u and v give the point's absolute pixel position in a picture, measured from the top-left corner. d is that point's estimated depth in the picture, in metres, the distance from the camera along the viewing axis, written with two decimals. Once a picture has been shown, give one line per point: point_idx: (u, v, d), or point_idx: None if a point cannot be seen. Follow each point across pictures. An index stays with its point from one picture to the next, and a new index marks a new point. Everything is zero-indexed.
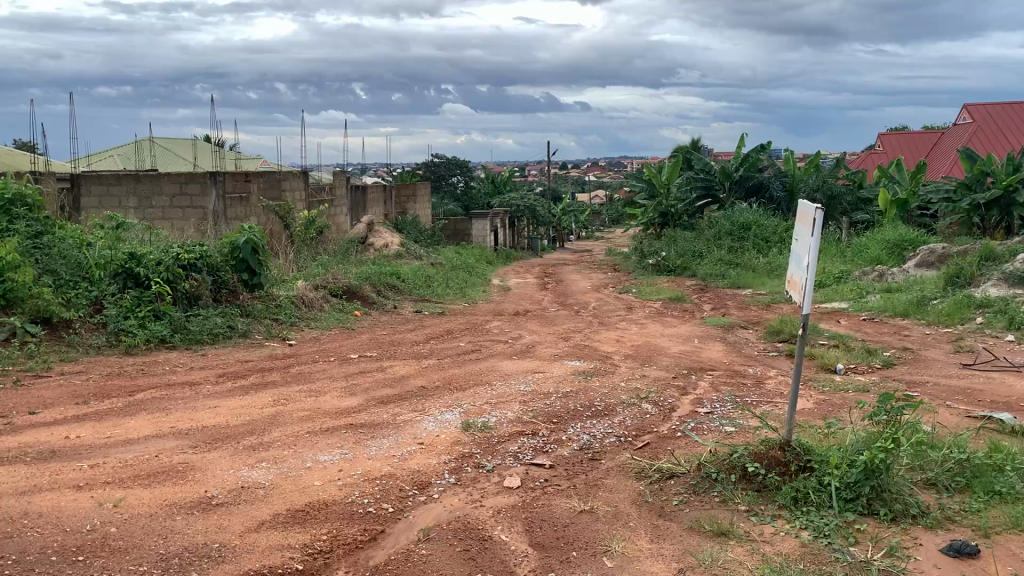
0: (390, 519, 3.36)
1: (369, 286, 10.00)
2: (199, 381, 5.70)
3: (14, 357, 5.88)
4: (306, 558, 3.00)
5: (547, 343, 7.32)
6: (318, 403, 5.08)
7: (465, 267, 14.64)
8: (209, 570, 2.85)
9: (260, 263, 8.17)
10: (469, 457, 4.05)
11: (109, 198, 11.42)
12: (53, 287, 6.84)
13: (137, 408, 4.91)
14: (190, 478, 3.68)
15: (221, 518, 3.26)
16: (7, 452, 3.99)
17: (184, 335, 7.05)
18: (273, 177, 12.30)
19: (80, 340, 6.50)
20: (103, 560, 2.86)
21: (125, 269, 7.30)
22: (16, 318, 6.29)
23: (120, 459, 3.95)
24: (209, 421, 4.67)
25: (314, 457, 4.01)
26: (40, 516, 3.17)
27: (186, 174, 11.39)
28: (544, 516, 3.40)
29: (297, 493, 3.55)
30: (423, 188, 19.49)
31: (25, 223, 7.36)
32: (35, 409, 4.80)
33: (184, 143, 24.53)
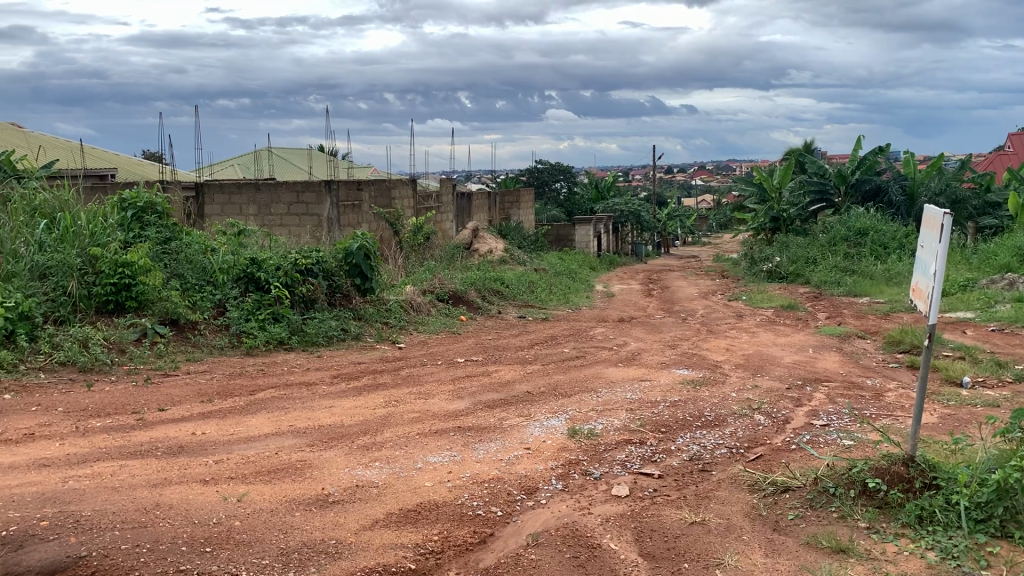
0: (499, 522, 3.39)
1: (474, 291, 10.14)
2: (315, 381, 5.90)
3: (145, 356, 6.23)
4: (419, 558, 3.06)
5: (653, 351, 7.25)
6: (427, 406, 5.18)
7: (569, 273, 14.63)
8: (327, 566, 2.95)
9: (372, 269, 8.40)
10: (576, 464, 4.05)
11: (231, 207, 11.97)
12: (180, 290, 7.23)
13: (258, 407, 5.13)
14: (308, 475, 3.81)
15: (337, 516, 3.35)
16: (140, 446, 4.23)
17: (300, 337, 7.32)
18: (383, 185, 12.64)
19: (205, 340, 6.84)
20: (228, 552, 2.99)
21: (246, 273, 7.64)
22: (147, 320, 6.67)
23: (242, 455, 4.13)
24: (325, 420, 4.84)
25: (425, 458, 4.09)
26: (171, 508, 3.35)
27: (303, 183, 11.84)
28: (655, 526, 3.36)
29: (409, 493, 3.62)
30: (526, 195, 19.61)
31: (155, 229, 7.78)
32: (164, 406, 5.07)
33: (299, 153, 25.50)
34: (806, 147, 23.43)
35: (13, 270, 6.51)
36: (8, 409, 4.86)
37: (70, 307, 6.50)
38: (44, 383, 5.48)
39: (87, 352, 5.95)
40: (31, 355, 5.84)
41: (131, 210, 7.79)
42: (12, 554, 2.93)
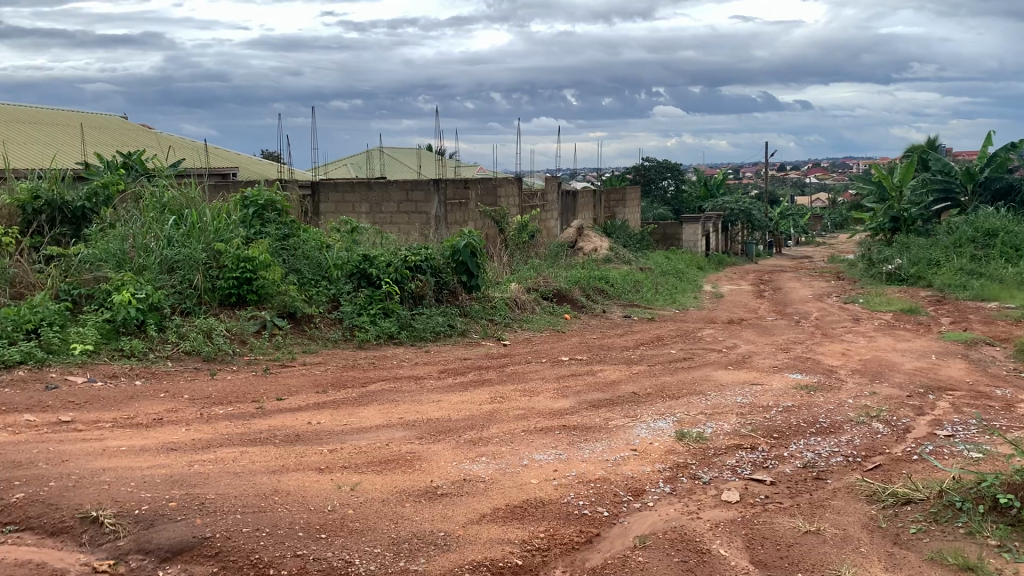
0: (606, 523, 3.37)
1: (578, 290, 10.14)
2: (423, 375, 6.02)
3: (265, 347, 6.50)
4: (525, 554, 3.08)
5: (764, 354, 7.06)
6: (533, 403, 5.20)
7: (676, 272, 14.42)
8: (436, 558, 3.00)
9: (478, 266, 8.48)
10: (684, 467, 3.98)
11: (344, 205, 12.30)
12: (298, 285, 7.52)
13: (369, 399, 5.28)
14: (418, 467, 3.90)
15: (447, 508, 3.41)
16: (260, 434, 4.41)
17: (409, 332, 7.47)
18: (489, 183, 12.82)
19: (319, 333, 7.07)
20: (342, 539, 3.09)
21: (359, 269, 7.88)
22: (266, 312, 6.96)
23: (355, 445, 4.25)
24: (434, 413, 4.94)
25: (531, 455, 4.11)
26: (288, 494, 3.48)
27: (412, 182, 12.11)
28: (767, 533, 3.27)
29: (515, 489, 3.64)
30: (632, 193, 19.45)
31: (275, 226, 8.10)
32: (282, 396, 5.28)
33: (408, 153, 26.07)
34: (931, 143, 22.38)
35: (144, 263, 6.91)
36: (140, 394, 5.16)
37: (196, 299, 6.85)
38: (171, 370, 5.79)
39: (211, 342, 6.26)
40: (160, 344, 6.18)
41: (252, 207, 8.13)
42: (145, 532, 3.12)
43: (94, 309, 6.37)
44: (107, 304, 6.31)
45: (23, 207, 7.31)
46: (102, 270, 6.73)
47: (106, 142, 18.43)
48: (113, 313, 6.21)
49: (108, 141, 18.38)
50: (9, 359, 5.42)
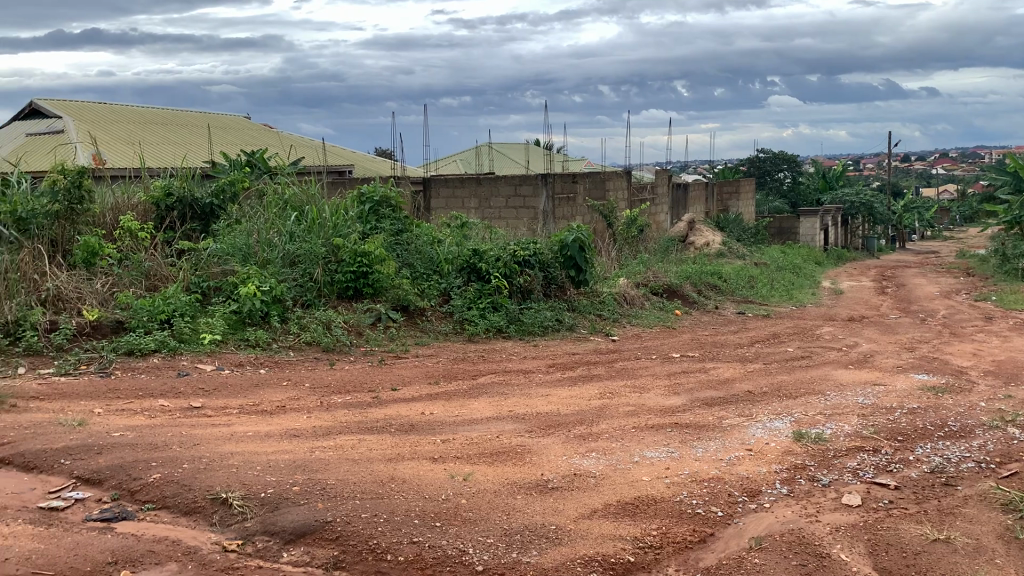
0: (720, 523, 3.31)
1: (689, 285, 9.98)
2: (532, 369, 6.06)
3: (380, 339, 6.70)
4: (637, 551, 3.07)
5: (887, 353, 6.77)
6: (644, 400, 5.16)
7: (792, 267, 13.96)
8: (548, 550, 3.02)
9: (587, 261, 8.44)
10: (803, 469, 3.86)
11: (455, 200, 12.47)
12: (410, 279, 7.72)
13: (480, 391, 5.35)
14: (528, 460, 3.92)
15: (557, 502, 3.43)
16: (376, 423, 4.54)
17: (518, 326, 7.53)
18: (598, 177, 12.80)
19: (431, 326, 7.23)
20: (456, 528, 3.14)
21: (469, 264, 8.01)
22: (381, 306, 7.16)
23: (466, 436, 4.32)
24: (543, 407, 4.96)
25: (642, 452, 4.08)
26: (404, 482, 3.57)
27: (520, 176, 12.22)
28: (892, 540, 3.15)
29: (627, 486, 3.62)
30: (746, 185, 18.99)
31: (389, 222, 8.30)
32: (396, 386, 5.42)
33: (518, 149, 26.25)
34: None
35: (268, 257, 7.22)
36: (264, 382, 5.41)
37: (316, 292, 7.11)
38: (293, 360, 6.03)
39: (330, 334, 6.49)
40: (283, 334, 6.45)
41: (368, 204, 8.37)
42: (270, 515, 3.27)
43: (222, 300, 6.70)
44: (234, 296, 6.63)
45: (157, 204, 7.74)
46: (230, 264, 7.07)
47: (230, 141, 19.31)
48: (240, 304, 6.52)
49: (233, 141, 19.26)
50: (145, 347, 5.77)
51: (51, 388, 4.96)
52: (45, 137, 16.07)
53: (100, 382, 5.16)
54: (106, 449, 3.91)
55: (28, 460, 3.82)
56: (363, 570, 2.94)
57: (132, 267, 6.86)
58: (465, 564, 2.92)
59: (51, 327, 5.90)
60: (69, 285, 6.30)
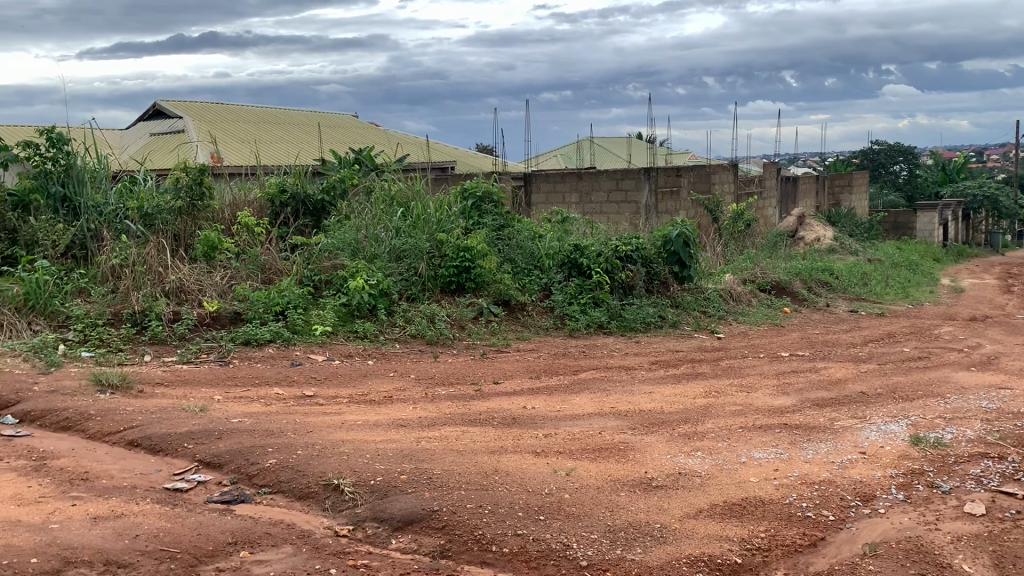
0: (831, 527, 3.22)
1: (798, 282, 9.70)
2: (634, 366, 6.02)
3: (482, 332, 6.78)
4: (745, 553, 3.01)
5: (1014, 356, 6.41)
6: (751, 399, 5.04)
7: (909, 265, 13.37)
8: (653, 549, 3.00)
9: (691, 256, 8.30)
10: (920, 474, 3.71)
11: (556, 195, 12.46)
12: (512, 274, 7.80)
13: (582, 386, 5.35)
14: (631, 458, 3.90)
15: (662, 500, 3.40)
16: (479, 415, 4.61)
17: (620, 322, 7.48)
18: (703, 170, 12.58)
19: (532, 321, 7.27)
20: (560, 523, 3.16)
21: (570, 259, 8.01)
22: (483, 300, 7.26)
23: (569, 432, 4.33)
24: (646, 404, 4.91)
25: (749, 453, 4.00)
26: (508, 474, 3.61)
27: (622, 170, 12.11)
28: (1019, 553, 2.99)
29: (733, 487, 3.55)
30: (859, 178, 18.31)
31: (491, 217, 8.38)
32: (498, 379, 5.49)
33: (620, 143, 26.06)
34: None
35: (375, 252, 7.41)
36: (372, 372, 5.56)
37: (420, 286, 7.26)
38: (399, 352, 6.18)
39: (433, 327, 6.62)
40: (389, 327, 6.62)
41: (471, 199, 8.46)
42: (380, 501, 3.37)
43: (332, 294, 6.92)
44: (344, 289, 6.83)
45: (271, 200, 8.05)
46: (339, 258, 7.30)
47: (338, 139, 19.88)
48: (349, 298, 6.71)
49: (340, 139, 19.81)
50: (261, 338, 6.02)
51: (175, 375, 5.24)
52: (169, 137, 16.93)
53: (219, 370, 5.42)
54: (226, 434, 4.10)
55: (155, 443, 4.05)
56: (469, 559, 2.99)
57: (248, 261, 7.16)
58: (569, 558, 2.94)
59: (174, 317, 6.21)
60: (190, 278, 6.62)
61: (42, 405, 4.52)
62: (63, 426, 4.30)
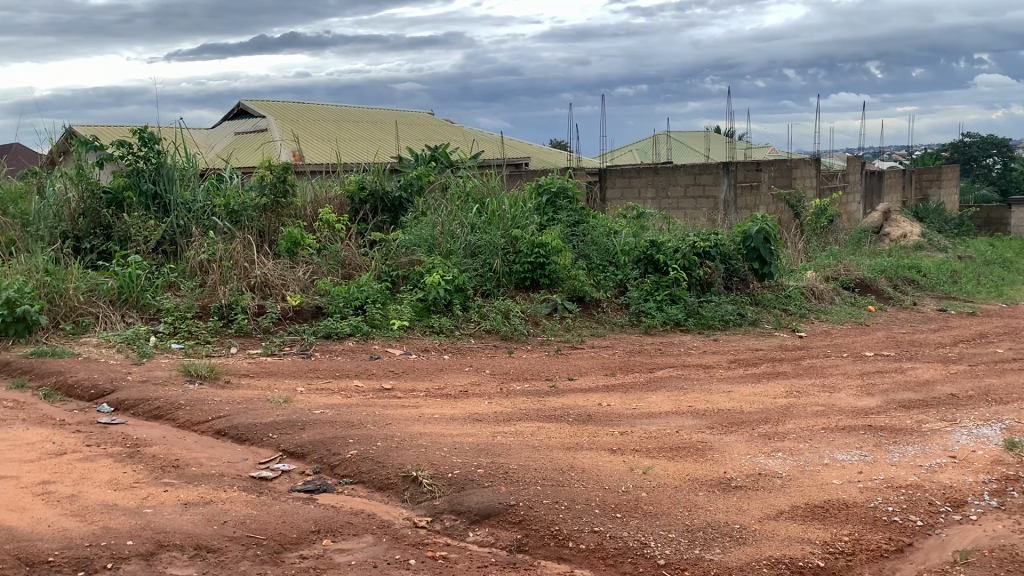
0: (919, 532, 3.13)
1: (884, 279, 9.41)
2: (713, 364, 5.94)
3: (556, 329, 6.79)
4: (827, 556, 2.95)
5: None
6: (834, 400, 4.92)
7: (1003, 262, 12.81)
8: (733, 549, 2.96)
9: (771, 253, 8.13)
10: (1015, 481, 3.57)
11: (631, 191, 12.41)
12: (587, 270, 7.78)
13: (658, 384, 5.31)
14: (710, 458, 3.85)
15: (742, 501, 3.35)
16: (554, 411, 4.62)
17: (697, 320, 7.38)
18: (784, 165, 12.35)
19: (607, 317, 7.24)
20: (638, 521, 3.15)
21: (646, 255, 7.93)
22: (558, 296, 7.26)
23: (645, 430, 4.30)
24: (725, 404, 4.85)
25: (832, 455, 3.90)
26: (584, 471, 3.61)
27: (700, 165, 11.97)
28: None
29: (815, 489, 3.48)
30: (949, 171, 17.64)
31: (566, 213, 8.37)
32: (574, 376, 5.49)
33: (698, 138, 25.69)
34: None
35: (450, 247, 7.49)
36: (448, 367, 5.63)
37: (495, 282, 7.32)
38: (473, 347, 6.24)
39: (508, 323, 6.66)
40: (464, 322, 6.68)
41: (546, 195, 8.46)
42: (457, 494, 3.41)
43: (409, 289, 7.03)
44: (420, 284, 6.93)
45: (351, 197, 8.22)
46: (416, 254, 7.40)
47: (415, 136, 20.14)
48: (425, 293, 6.80)
49: (417, 137, 20.07)
50: (341, 332, 6.16)
51: (260, 367, 5.40)
52: (252, 136, 17.44)
53: (301, 362, 5.57)
54: (308, 425, 4.21)
55: (241, 432, 4.18)
56: (545, 554, 3.00)
57: (329, 256, 7.33)
58: (647, 556, 2.92)
59: (258, 310, 6.40)
60: (274, 273, 6.81)
61: (136, 394, 4.71)
62: (155, 414, 4.49)
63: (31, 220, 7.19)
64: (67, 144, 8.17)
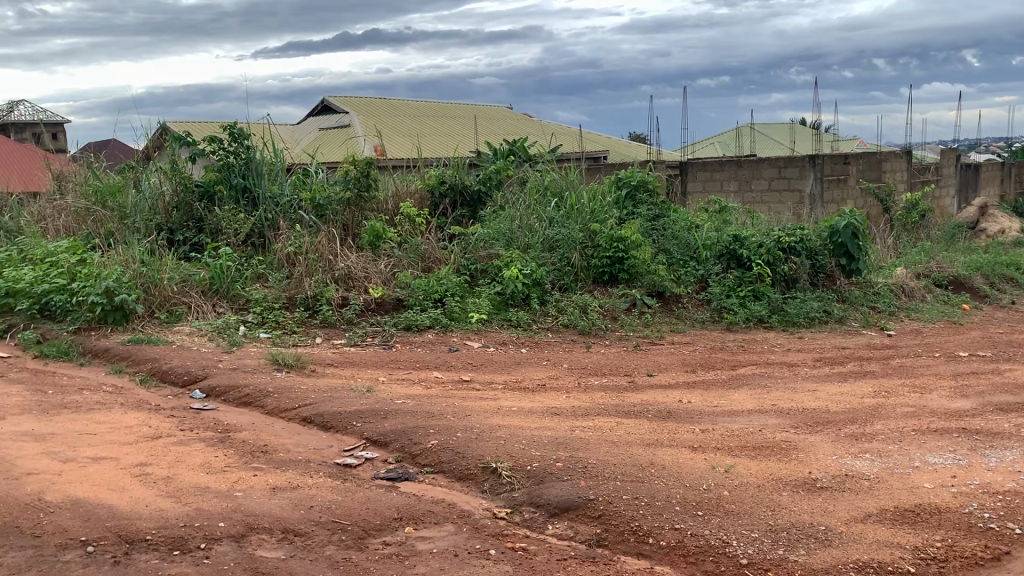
0: (1016, 541, 3.01)
1: (980, 277, 9.03)
2: (797, 362, 5.81)
3: (635, 324, 6.74)
4: (918, 562, 2.86)
5: None
6: (926, 401, 4.75)
7: None
8: (817, 551, 2.90)
9: (860, 249, 7.90)
10: None
11: (713, 184, 12.12)
12: (667, 265, 7.70)
13: (739, 382, 5.22)
14: (794, 457, 3.77)
15: (827, 502, 3.28)
16: (634, 407, 4.59)
17: (781, 317, 7.22)
18: (874, 158, 12.02)
19: (688, 313, 7.16)
20: (719, 519, 3.11)
21: (729, 250, 7.80)
22: (637, 291, 7.21)
23: (727, 428, 4.24)
24: (809, 403, 4.74)
25: (923, 458, 3.78)
26: (664, 468, 3.58)
27: (786, 158, 11.70)
28: None
29: (905, 492, 3.38)
30: None
31: (646, 207, 8.31)
32: (653, 372, 5.45)
33: (783, 130, 25.09)
34: None
35: (529, 242, 7.52)
36: (526, 360, 5.65)
37: (573, 276, 7.31)
38: (551, 341, 6.25)
39: (586, 317, 6.64)
40: (542, 317, 6.70)
41: (626, 188, 8.43)
42: (536, 487, 3.43)
43: (488, 282, 7.08)
44: (498, 278, 6.98)
45: (431, 191, 8.32)
46: (495, 248, 7.45)
47: (494, 131, 20.26)
48: (504, 287, 6.86)
49: (496, 132, 20.17)
50: (420, 323, 6.26)
51: (343, 357, 5.53)
52: (335, 132, 17.84)
53: (383, 353, 5.68)
54: (391, 415, 4.29)
55: (326, 420, 4.29)
56: (625, 550, 3.00)
57: (410, 249, 7.44)
58: (729, 555, 2.89)
59: (342, 302, 6.55)
60: (357, 266, 6.94)
61: (226, 381, 4.89)
62: (244, 401, 4.64)
63: (128, 213, 7.51)
64: (162, 139, 8.51)
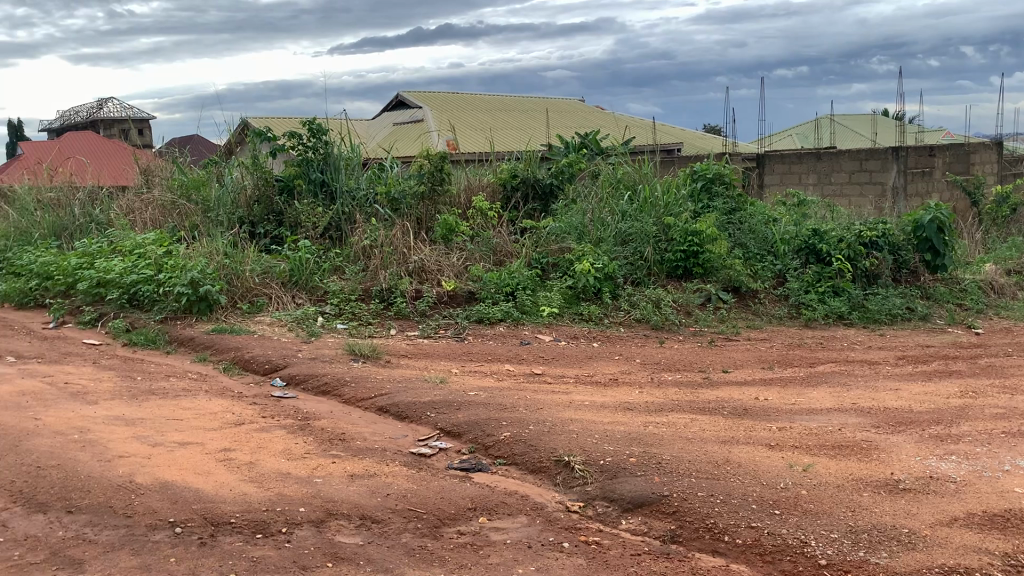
0: None
1: None
2: (878, 360, 5.66)
3: (709, 319, 6.66)
4: (1008, 569, 2.76)
5: None
6: (1016, 403, 4.57)
7: None
8: (900, 554, 2.83)
9: (945, 243, 7.65)
10: None
11: (791, 176, 11.85)
12: (743, 259, 7.58)
13: (818, 380, 5.11)
14: (876, 457, 3.68)
15: (911, 504, 3.19)
16: (709, 403, 4.54)
17: (862, 313, 7.03)
18: (960, 149, 11.60)
19: (764, 309, 7.03)
20: (797, 519, 3.06)
21: (808, 245, 7.63)
22: (712, 286, 7.12)
23: (805, 426, 4.16)
24: (892, 402, 4.61)
25: (1013, 461, 3.64)
26: (740, 465, 3.54)
27: (868, 150, 11.36)
28: None
29: (994, 496, 3.26)
30: None
31: (722, 200, 8.18)
32: (728, 368, 5.38)
33: (864, 121, 24.34)
34: None
35: (601, 235, 7.49)
36: (598, 355, 5.65)
37: (646, 270, 7.26)
38: (623, 335, 6.23)
39: (659, 312, 6.59)
40: (614, 311, 6.68)
41: (701, 181, 8.30)
42: (609, 481, 3.43)
43: (559, 276, 7.09)
44: (571, 272, 6.98)
45: (504, 185, 8.37)
46: (567, 241, 7.44)
47: (565, 124, 20.19)
48: (575, 281, 6.85)
49: (567, 125, 20.09)
50: (492, 316, 6.31)
51: (417, 348, 5.61)
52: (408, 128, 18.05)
53: (456, 346, 5.74)
54: (464, 406, 4.34)
55: (402, 410, 4.37)
56: (700, 547, 2.98)
57: (482, 242, 7.49)
58: (807, 556, 2.84)
59: (416, 294, 6.63)
60: (431, 259, 7.02)
61: (305, 370, 5.02)
62: (323, 390, 4.76)
63: (212, 206, 7.76)
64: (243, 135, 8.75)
